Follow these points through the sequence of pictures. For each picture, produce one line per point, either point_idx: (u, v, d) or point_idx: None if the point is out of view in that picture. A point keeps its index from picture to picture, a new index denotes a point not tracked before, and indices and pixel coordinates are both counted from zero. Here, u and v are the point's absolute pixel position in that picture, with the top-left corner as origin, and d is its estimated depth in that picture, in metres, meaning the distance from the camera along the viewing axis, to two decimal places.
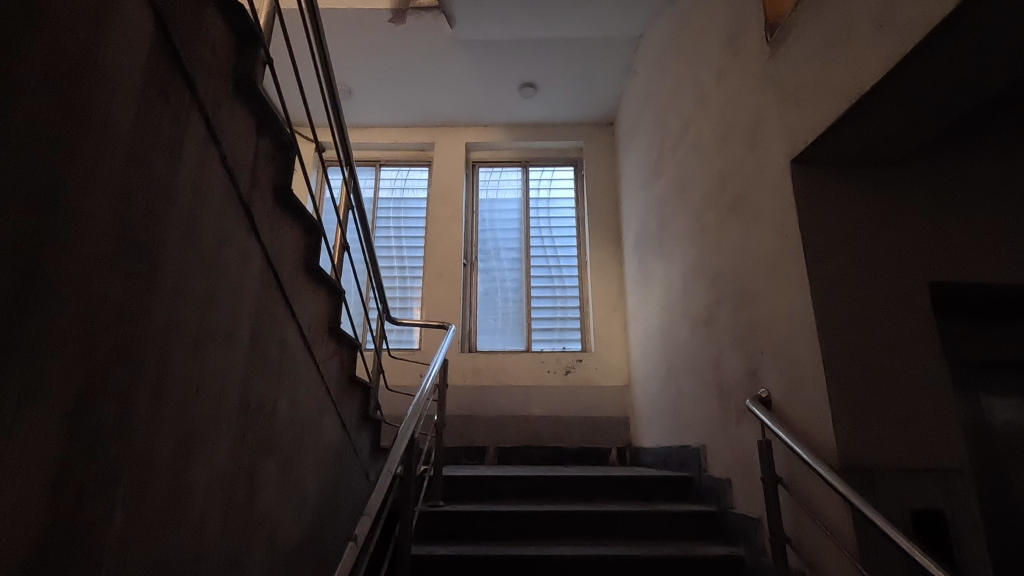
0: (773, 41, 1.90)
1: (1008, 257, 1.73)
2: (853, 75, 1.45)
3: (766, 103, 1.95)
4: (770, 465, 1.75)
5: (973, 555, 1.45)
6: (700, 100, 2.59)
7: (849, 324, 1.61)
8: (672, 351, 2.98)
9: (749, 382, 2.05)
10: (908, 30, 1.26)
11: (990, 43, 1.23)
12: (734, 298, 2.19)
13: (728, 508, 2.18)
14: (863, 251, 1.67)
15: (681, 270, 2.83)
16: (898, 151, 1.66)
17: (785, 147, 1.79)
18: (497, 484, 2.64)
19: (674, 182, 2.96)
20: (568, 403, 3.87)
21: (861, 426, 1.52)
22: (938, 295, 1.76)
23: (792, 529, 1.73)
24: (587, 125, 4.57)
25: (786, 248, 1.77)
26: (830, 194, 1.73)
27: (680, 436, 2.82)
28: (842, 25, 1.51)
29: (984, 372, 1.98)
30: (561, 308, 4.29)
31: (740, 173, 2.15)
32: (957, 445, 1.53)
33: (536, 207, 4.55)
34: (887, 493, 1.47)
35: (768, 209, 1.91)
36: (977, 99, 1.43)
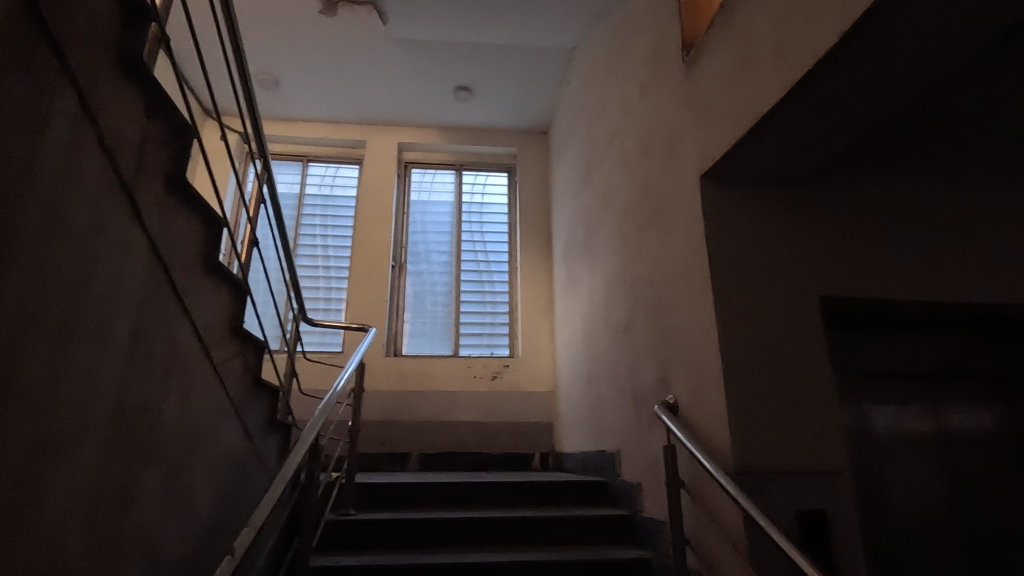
0: (690, 60, 1.98)
1: (894, 274, 1.86)
2: (756, 95, 1.53)
3: (681, 121, 2.03)
4: (673, 470, 1.80)
5: (852, 553, 1.54)
6: (626, 115, 2.66)
7: (747, 334, 1.69)
8: (594, 358, 3.03)
9: (660, 388, 2.11)
10: (800, 58, 1.35)
11: (868, 75, 1.33)
12: (649, 307, 2.26)
13: (638, 511, 2.23)
14: (763, 265, 1.76)
15: (604, 279, 2.89)
16: (796, 171, 1.76)
17: (697, 163, 1.86)
18: (414, 491, 2.56)
19: (600, 192, 3.03)
20: (494, 409, 3.85)
21: (755, 432, 1.60)
22: (830, 309, 1.88)
23: (692, 530, 1.79)
24: (521, 132, 4.60)
25: (695, 259, 1.85)
26: (735, 209, 1.81)
27: (598, 442, 2.87)
28: (747, 50, 1.59)
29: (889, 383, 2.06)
30: (490, 313, 4.26)
31: (657, 187, 2.23)
32: (839, 448, 1.63)
33: (469, 211, 4.53)
34: (775, 494, 1.55)
35: (681, 221, 1.98)
36: (861, 128, 1.54)
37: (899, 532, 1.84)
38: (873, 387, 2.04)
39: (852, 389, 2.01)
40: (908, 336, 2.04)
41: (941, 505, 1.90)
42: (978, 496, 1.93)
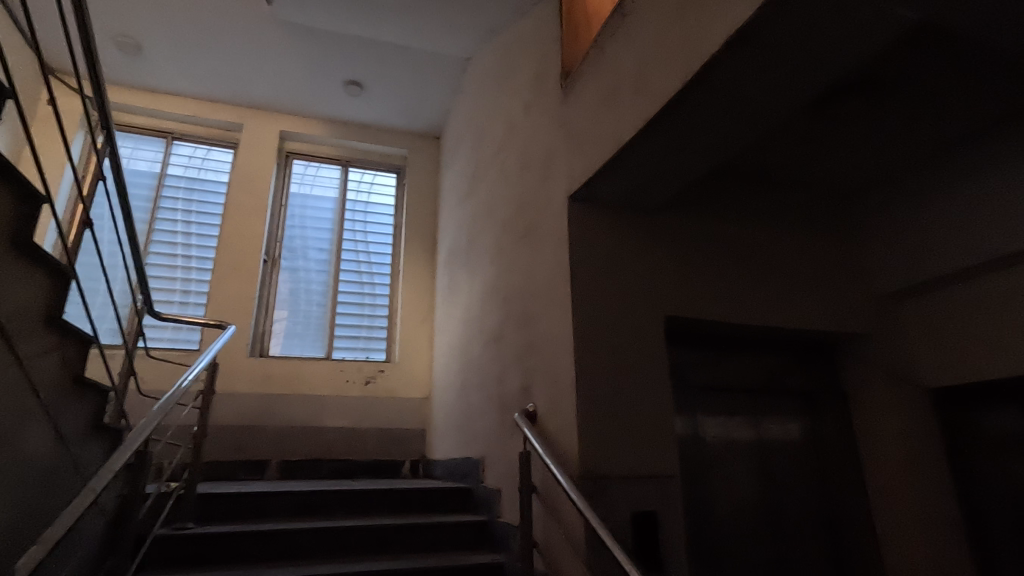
0: (567, 86, 2.10)
1: (735, 300, 2.06)
2: (617, 128, 1.66)
3: (556, 143, 2.13)
4: (528, 477, 1.86)
5: (677, 551, 1.70)
6: (510, 131, 2.74)
7: (600, 349, 1.81)
8: (467, 365, 3.06)
9: (522, 397, 2.19)
10: (652, 99, 1.48)
11: (707, 122, 1.50)
12: (518, 318, 2.34)
13: (497, 516, 2.29)
14: (619, 284, 1.90)
15: (482, 287, 2.94)
16: (650, 200, 1.93)
17: (566, 184, 1.97)
18: (265, 501, 2.39)
19: (483, 202, 3.08)
20: (365, 414, 3.74)
21: (599, 440, 1.71)
22: (675, 327, 2.07)
23: (541, 533, 1.87)
24: (412, 134, 4.56)
25: (559, 275, 1.94)
26: (598, 231, 1.93)
27: (466, 448, 2.91)
28: (612, 85, 1.72)
29: (738, 398, 2.25)
30: (368, 315, 4.14)
31: (532, 203, 2.32)
32: (672, 455, 1.80)
33: (353, 208, 4.37)
34: (614, 498, 1.66)
35: (550, 238, 2.08)
36: (703, 169, 1.73)
37: (724, 531, 2.04)
38: (722, 400, 2.20)
39: (697, 397, 2.16)
40: (744, 354, 2.28)
41: (762, 507, 2.12)
42: (790, 495, 2.20)
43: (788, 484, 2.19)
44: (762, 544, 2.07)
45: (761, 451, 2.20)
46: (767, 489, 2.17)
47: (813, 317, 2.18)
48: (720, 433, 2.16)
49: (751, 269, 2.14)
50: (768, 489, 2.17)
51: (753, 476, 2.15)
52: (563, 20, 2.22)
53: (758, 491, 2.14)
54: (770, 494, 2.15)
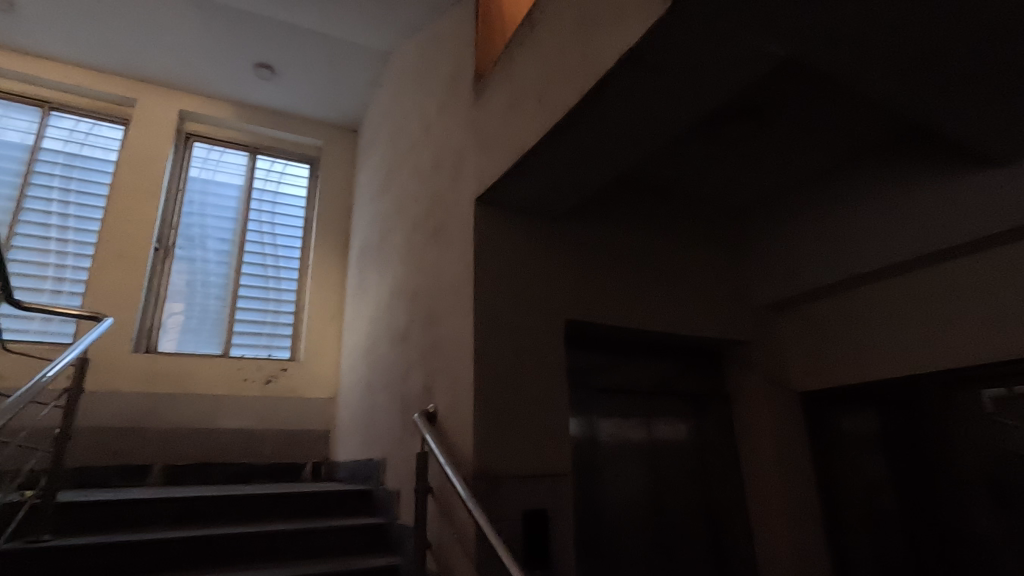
0: (479, 89, 2.11)
1: (631, 306, 2.16)
2: (521, 134, 1.69)
3: (466, 145, 2.14)
4: (423, 479, 1.85)
5: (565, 547, 1.75)
6: (424, 129, 2.72)
7: (499, 351, 1.83)
8: (373, 365, 2.99)
9: (424, 398, 2.17)
10: (553, 109, 1.53)
11: (605, 135, 1.56)
12: (424, 318, 2.32)
13: (394, 518, 2.25)
14: (522, 288, 1.94)
15: (391, 286, 2.89)
16: (555, 207, 1.98)
17: (473, 186, 1.98)
18: (140, 509, 2.21)
19: (396, 199, 3.03)
20: (264, 415, 3.55)
21: (495, 440, 1.73)
22: (575, 331, 2.13)
23: (435, 534, 1.86)
24: (328, 125, 4.39)
25: (462, 277, 1.95)
26: (503, 234, 1.96)
27: (368, 449, 2.84)
28: (519, 92, 1.75)
29: (633, 400, 2.35)
30: (273, 311, 3.93)
31: (442, 203, 2.31)
32: (565, 455, 1.85)
33: (260, 198, 4.14)
34: (506, 497, 1.69)
35: (457, 239, 2.08)
36: (603, 179, 1.80)
37: (615, 528, 2.12)
38: (618, 403, 2.30)
39: (594, 399, 2.24)
40: (640, 359, 2.39)
41: (650, 504, 2.23)
42: (677, 492, 2.33)
43: (674, 481, 2.32)
44: (649, 538, 2.18)
45: (651, 450, 2.32)
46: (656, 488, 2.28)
47: (702, 324, 2.34)
48: (614, 433, 2.24)
49: (648, 278, 2.25)
50: (657, 486, 2.29)
51: (642, 475, 2.26)
52: (479, 22, 2.23)
53: (646, 487, 2.25)
54: (657, 491, 2.27)
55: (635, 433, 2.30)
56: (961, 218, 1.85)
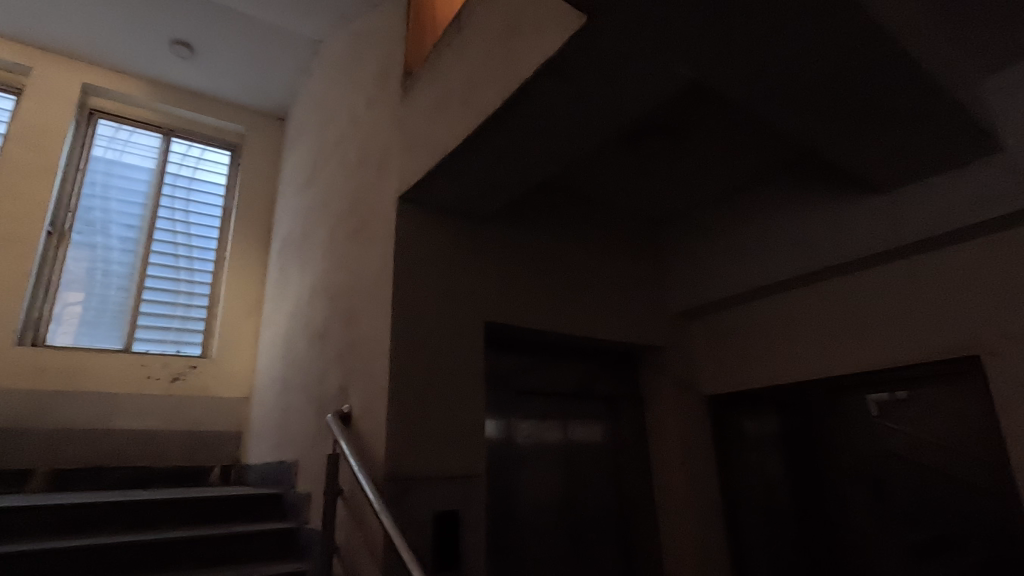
0: (406, 87, 2.09)
1: (552, 310, 2.21)
2: (444, 135, 1.69)
3: (392, 142, 2.11)
4: (334, 481, 1.80)
5: (475, 548, 1.76)
6: (351, 123, 2.65)
7: (417, 351, 1.82)
8: (290, 364, 2.88)
9: (339, 398, 2.12)
10: (475, 112, 1.54)
11: (525, 141, 1.59)
12: (343, 316, 2.26)
13: (304, 523, 2.18)
14: (442, 289, 1.93)
15: (311, 283, 2.80)
16: (478, 209, 2.00)
17: (397, 185, 1.96)
18: (12, 518, 1.99)
19: (321, 193, 2.94)
20: (169, 415, 3.32)
21: (407, 442, 1.71)
22: (496, 333, 2.15)
23: (344, 538, 1.82)
24: (253, 111, 4.19)
25: (382, 276, 1.92)
26: (426, 234, 1.95)
27: (281, 451, 2.73)
28: (444, 93, 1.75)
29: (551, 401, 2.40)
30: (183, 305, 3.67)
31: (366, 200, 2.26)
32: (479, 456, 1.86)
33: (173, 183, 3.86)
34: (416, 499, 1.68)
35: (378, 237, 2.05)
36: (525, 185, 1.83)
37: (529, 528, 2.15)
38: (536, 405, 2.34)
39: (513, 401, 2.26)
40: (559, 361, 2.45)
41: (564, 503, 2.29)
42: (590, 491, 2.40)
43: (589, 480, 2.40)
44: (562, 536, 2.24)
45: (567, 450, 2.38)
46: (571, 486, 2.35)
47: (619, 328, 2.42)
48: (531, 435, 2.28)
49: (569, 282, 2.31)
50: (572, 486, 2.35)
51: (556, 475, 2.31)
52: (409, 20, 2.21)
53: (561, 487, 2.31)
54: (572, 490, 2.33)
55: (552, 433, 2.35)
56: (847, 238, 2.03)
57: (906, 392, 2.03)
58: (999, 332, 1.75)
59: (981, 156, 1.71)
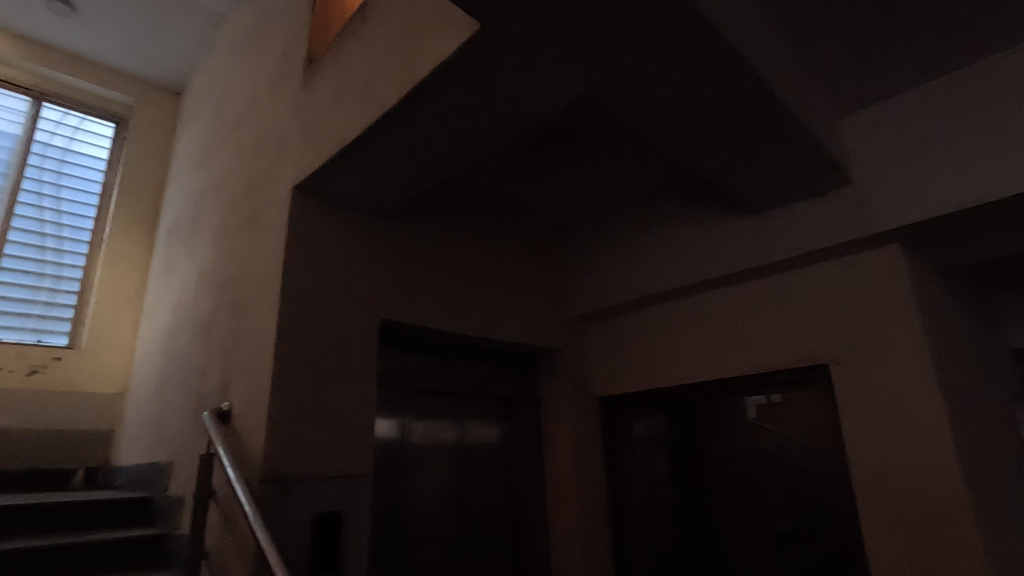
0: (308, 72, 2.01)
1: (451, 309, 2.22)
2: (342, 126, 1.65)
3: (290, 128, 2.02)
4: (206, 482, 1.69)
5: (357, 549, 1.72)
6: (250, 105, 2.51)
7: (304, 346, 1.75)
8: (171, 356, 2.68)
9: (219, 394, 2.00)
10: (373, 105, 1.52)
11: (424, 139, 1.59)
12: (229, 308, 2.14)
13: (175, 528, 2.03)
14: (335, 283, 1.88)
15: (198, 270, 2.62)
16: (376, 204, 1.97)
17: (292, 173, 1.88)
18: None
19: (214, 176, 2.76)
20: (25, 413, 2.95)
21: (289, 441, 1.65)
22: (392, 330, 2.13)
23: (216, 542, 1.72)
24: (143, 82, 3.85)
25: (271, 267, 1.84)
26: (320, 226, 1.89)
27: (155, 451, 2.53)
28: (345, 83, 1.71)
29: (448, 400, 2.41)
30: (48, 290, 3.25)
31: (260, 186, 2.15)
32: (366, 455, 1.83)
33: (44, 153, 3.43)
34: (295, 501, 1.62)
35: (270, 226, 1.96)
36: (425, 182, 1.83)
37: (418, 527, 2.14)
38: (432, 404, 2.34)
39: (408, 400, 2.24)
40: (458, 361, 2.46)
41: (456, 501, 2.30)
42: (483, 489, 2.43)
43: (483, 477, 2.43)
44: (452, 535, 2.25)
45: (462, 449, 2.40)
46: (464, 484, 2.37)
47: (518, 330, 2.48)
48: (425, 435, 2.27)
49: (469, 282, 2.33)
50: (465, 485, 2.37)
51: (449, 475, 2.31)
52: (316, 5, 2.13)
53: (454, 485, 2.32)
54: (465, 488, 2.35)
55: (447, 432, 2.36)
56: (726, 254, 2.21)
57: (779, 395, 2.21)
58: (844, 344, 1.98)
59: (835, 188, 1.93)
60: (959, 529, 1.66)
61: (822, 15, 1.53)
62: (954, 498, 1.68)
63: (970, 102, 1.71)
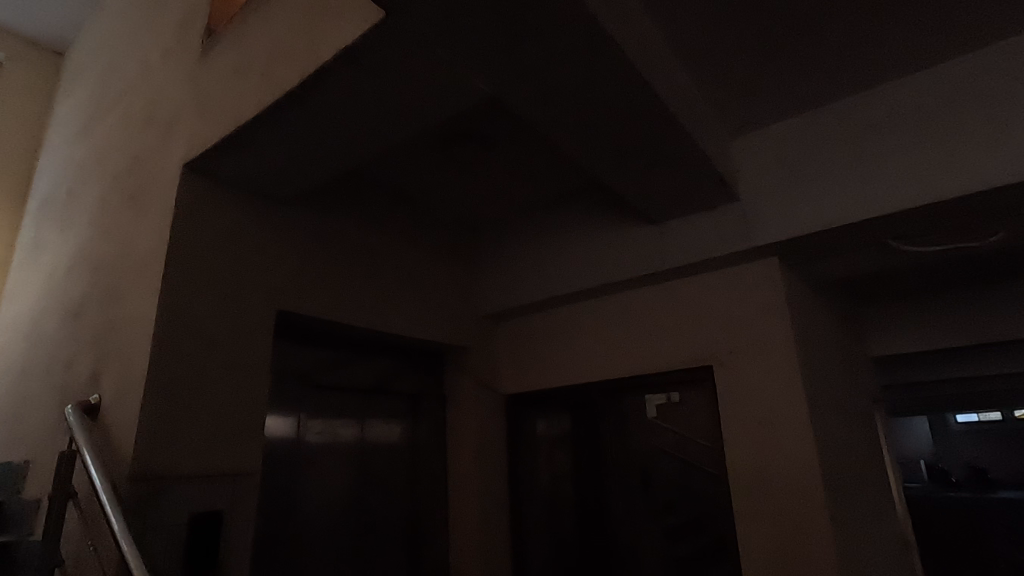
0: (206, 45, 1.89)
1: (355, 302, 2.17)
2: (239, 104, 1.56)
3: (183, 102, 1.89)
4: (66, 482, 1.54)
5: (239, 551, 1.63)
6: (141, 73, 2.32)
7: (187, 336, 1.64)
8: (34, 344, 2.40)
9: (88, 386, 1.82)
10: (272, 86, 1.45)
11: (327, 125, 1.54)
12: (105, 292, 1.95)
13: (27, 535, 1.82)
14: (227, 271, 1.78)
15: (72, 250, 2.37)
16: (277, 189, 1.89)
17: (182, 151, 1.75)
18: None
19: (96, 148, 2.51)
20: None
21: (164, 437, 1.53)
22: (290, 321, 2.04)
23: (74, 548, 1.56)
24: (16, 37, 3.43)
25: (154, 249, 1.70)
26: (213, 209, 1.78)
27: (10, 450, 2.25)
28: (244, 60, 1.62)
29: (349, 396, 2.35)
30: None
31: (146, 162, 1.99)
32: (254, 452, 1.74)
33: None
34: (170, 500, 1.51)
35: (155, 205, 1.81)
36: (329, 170, 1.77)
37: (310, 527, 2.06)
38: (332, 399, 2.27)
39: (305, 395, 2.16)
40: (361, 356, 2.41)
41: (353, 500, 2.25)
42: (383, 487, 2.38)
43: (382, 475, 2.39)
44: (347, 534, 2.19)
45: (362, 447, 2.34)
46: (363, 482, 2.31)
47: (425, 326, 2.46)
48: (322, 431, 2.20)
49: (376, 276, 2.29)
50: (363, 482, 2.31)
51: (347, 473, 2.25)
52: None
53: (352, 483, 2.26)
54: (363, 486, 2.30)
55: (346, 429, 2.30)
56: (626, 260, 2.32)
57: (674, 395, 2.33)
58: (726, 348, 2.14)
59: (723, 203, 2.09)
60: (815, 516, 1.85)
61: (715, 42, 1.65)
62: (812, 488, 1.87)
63: (836, 132, 1.91)
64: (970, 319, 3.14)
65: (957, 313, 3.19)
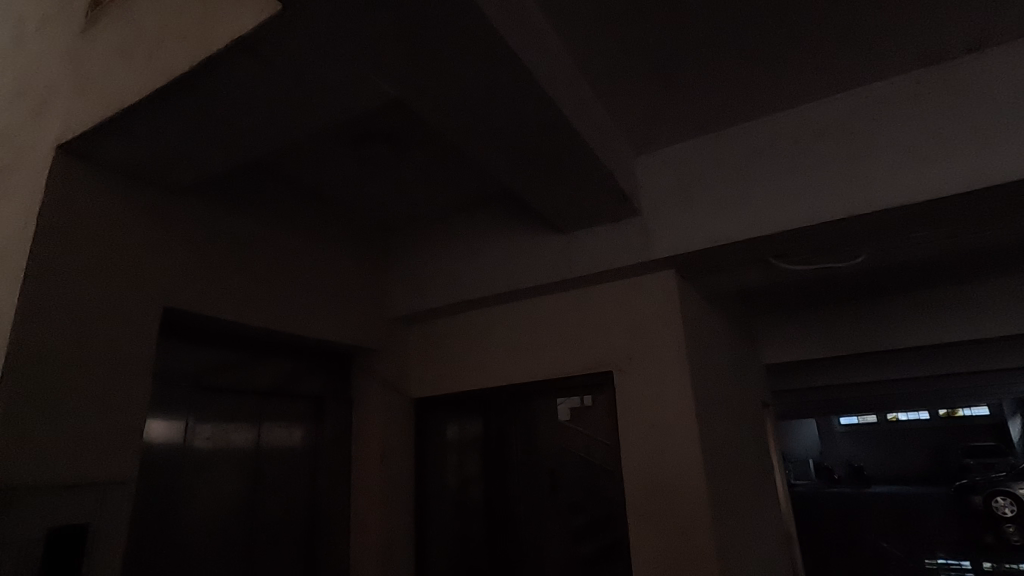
0: (91, 17, 1.74)
1: (253, 300, 2.07)
2: (122, 85, 1.45)
3: (61, 77, 1.73)
4: None
5: (106, 566, 1.51)
6: (15, 40, 2.09)
7: (55, 332, 1.50)
8: None
9: None
10: (160, 70, 1.36)
11: (220, 114, 1.46)
12: None
13: None
14: (103, 262, 1.64)
15: None
16: (167, 177, 1.77)
17: (56, 130, 1.60)
18: None
19: None
20: None
21: (19, 444, 1.38)
22: (178, 319, 1.92)
23: None
24: None
25: (18, 235, 1.54)
26: (91, 196, 1.64)
27: None
28: (132, 39, 1.51)
29: (244, 399, 2.24)
30: None
31: (14, 139, 1.79)
32: (129, 458, 1.62)
33: None
34: (24, 513, 1.36)
35: (21, 188, 1.64)
36: (226, 160, 1.68)
37: (195, 537, 1.95)
38: (224, 402, 2.15)
39: (193, 398, 2.03)
40: (258, 357, 2.30)
41: (244, 507, 2.14)
42: (278, 493, 2.29)
43: (278, 480, 2.30)
44: (235, 544, 2.08)
45: (257, 451, 2.24)
46: (256, 488, 2.21)
47: (329, 327, 2.39)
48: (211, 436, 2.08)
49: (276, 274, 2.20)
50: (257, 489, 2.21)
51: (238, 480, 2.14)
52: None
53: (243, 489, 2.15)
54: (256, 492, 2.20)
55: (240, 433, 2.19)
56: (535, 267, 2.37)
57: (577, 399, 2.41)
58: (625, 355, 2.24)
59: (626, 216, 2.19)
60: (698, 513, 1.97)
61: (618, 63, 1.73)
62: (696, 489, 2.00)
63: (726, 155, 2.06)
64: (842, 331, 3.51)
65: (832, 325, 3.55)
